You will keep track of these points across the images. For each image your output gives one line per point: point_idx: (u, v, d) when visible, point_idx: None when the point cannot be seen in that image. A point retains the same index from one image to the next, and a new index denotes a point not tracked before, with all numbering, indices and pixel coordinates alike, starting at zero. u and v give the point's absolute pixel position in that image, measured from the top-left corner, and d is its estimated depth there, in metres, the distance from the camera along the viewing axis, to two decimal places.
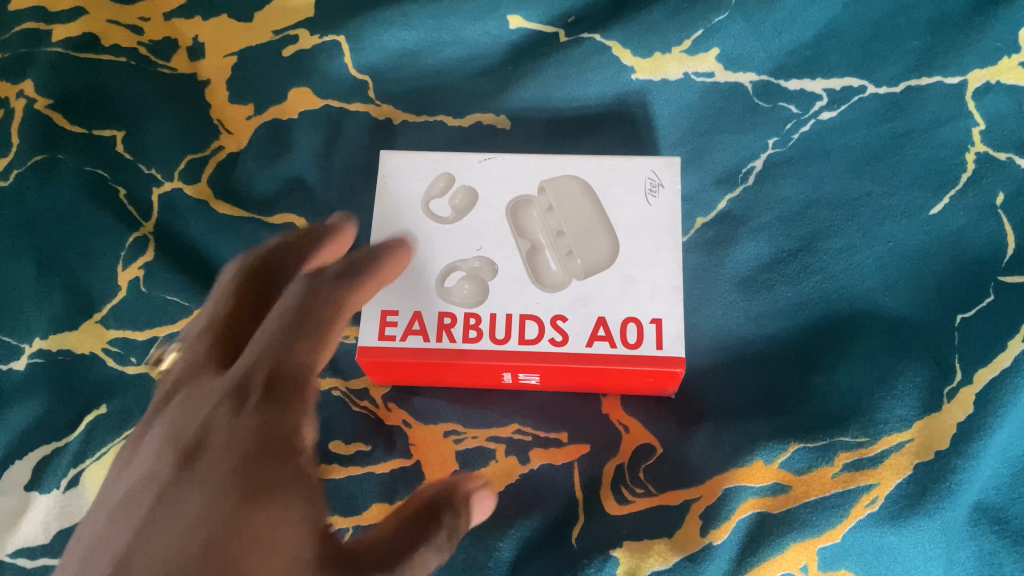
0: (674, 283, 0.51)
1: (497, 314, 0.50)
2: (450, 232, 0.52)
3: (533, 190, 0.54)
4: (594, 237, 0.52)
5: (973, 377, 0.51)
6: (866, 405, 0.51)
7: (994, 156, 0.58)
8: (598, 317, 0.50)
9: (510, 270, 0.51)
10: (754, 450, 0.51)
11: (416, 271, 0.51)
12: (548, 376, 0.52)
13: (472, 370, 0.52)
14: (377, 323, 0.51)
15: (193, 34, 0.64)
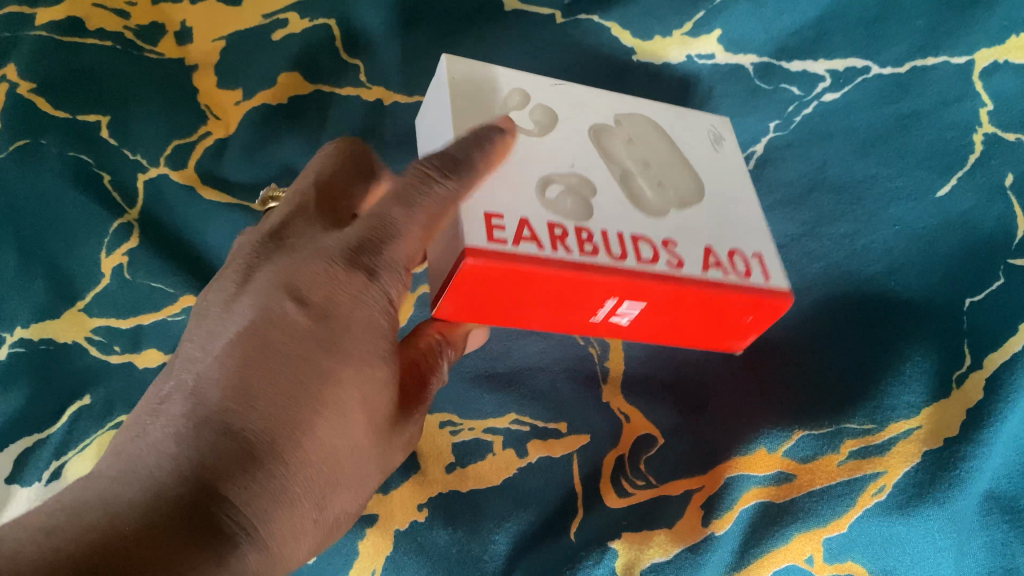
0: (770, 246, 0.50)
1: (608, 231, 0.44)
2: (538, 142, 0.48)
3: (610, 122, 0.52)
4: (678, 171, 0.50)
5: (983, 363, 0.48)
6: (874, 392, 0.49)
7: (1003, 137, 0.55)
8: (706, 246, 0.46)
9: (610, 190, 0.47)
10: (757, 438, 0.49)
11: (515, 175, 0.45)
12: (650, 309, 0.46)
13: (571, 292, 0.44)
14: (481, 224, 0.42)
15: (180, 19, 0.64)
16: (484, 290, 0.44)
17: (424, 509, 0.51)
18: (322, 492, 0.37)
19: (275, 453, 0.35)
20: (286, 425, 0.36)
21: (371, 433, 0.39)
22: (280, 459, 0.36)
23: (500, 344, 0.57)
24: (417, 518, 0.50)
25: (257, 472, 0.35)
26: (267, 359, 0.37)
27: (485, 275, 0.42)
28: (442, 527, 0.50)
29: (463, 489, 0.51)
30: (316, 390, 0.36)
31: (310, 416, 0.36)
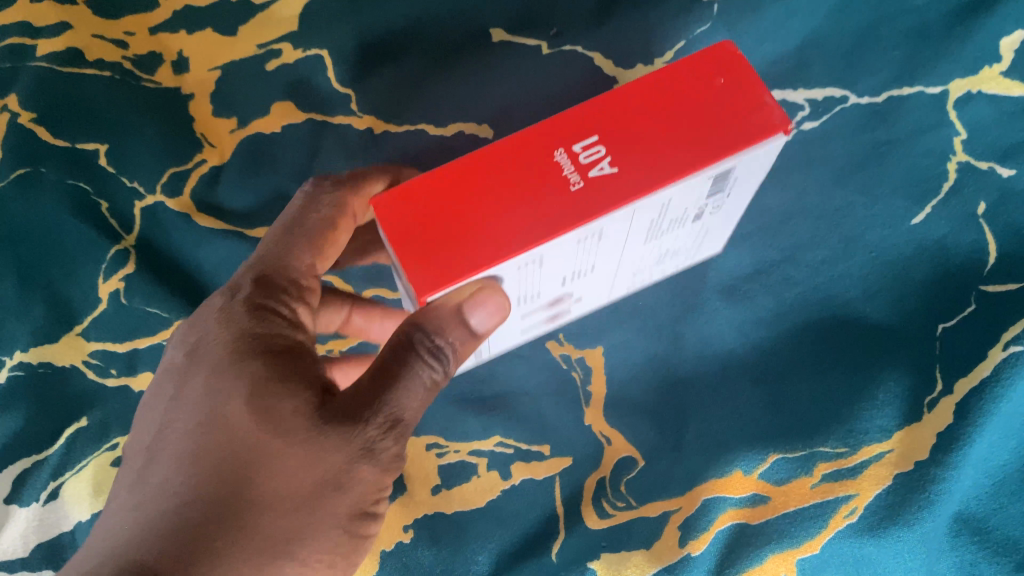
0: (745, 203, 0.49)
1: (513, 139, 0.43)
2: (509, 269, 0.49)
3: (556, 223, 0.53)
4: None
5: (954, 388, 0.50)
6: (847, 414, 0.51)
7: (976, 165, 0.57)
8: None
9: None
10: (733, 461, 0.51)
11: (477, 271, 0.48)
12: (618, 146, 0.41)
13: (531, 175, 0.41)
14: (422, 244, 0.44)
15: (178, 48, 0.65)
16: (433, 236, 0.39)
17: (410, 530, 0.53)
18: (247, 512, 0.38)
19: (182, 494, 0.38)
20: (191, 462, 0.39)
21: (281, 433, 0.39)
22: (200, 497, 0.38)
23: (484, 366, 0.58)
24: (403, 539, 0.53)
25: (174, 522, 0.37)
26: (173, 411, 0.41)
27: (406, 195, 0.40)
28: (427, 548, 0.53)
29: (447, 510, 0.54)
30: (207, 419, 0.40)
31: (215, 444, 0.39)
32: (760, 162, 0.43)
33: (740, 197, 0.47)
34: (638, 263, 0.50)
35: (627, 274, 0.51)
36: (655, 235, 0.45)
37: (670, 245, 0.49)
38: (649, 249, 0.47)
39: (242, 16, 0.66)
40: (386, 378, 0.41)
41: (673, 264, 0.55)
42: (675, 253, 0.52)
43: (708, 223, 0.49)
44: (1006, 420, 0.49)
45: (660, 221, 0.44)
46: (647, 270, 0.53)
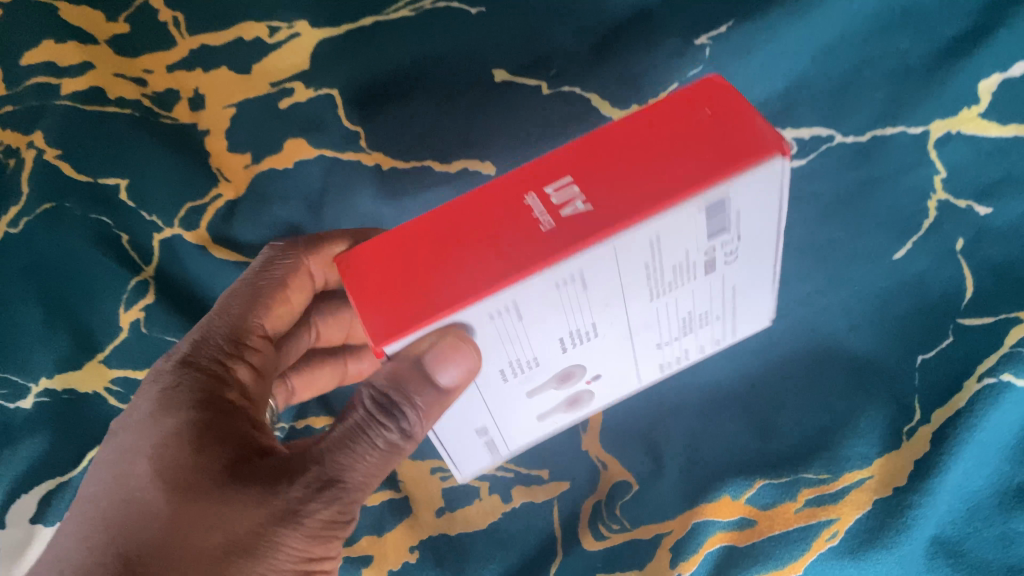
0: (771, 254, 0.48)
1: None
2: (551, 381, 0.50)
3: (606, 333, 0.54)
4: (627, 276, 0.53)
5: (932, 417, 0.53)
6: (831, 442, 0.54)
7: (955, 204, 0.60)
8: None
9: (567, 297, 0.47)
10: (722, 486, 0.54)
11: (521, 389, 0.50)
12: (596, 185, 0.41)
13: (503, 218, 0.42)
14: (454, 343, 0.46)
15: (194, 85, 0.68)
16: (394, 290, 0.42)
17: (415, 551, 0.56)
18: (164, 552, 0.39)
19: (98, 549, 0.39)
20: (107, 519, 0.40)
21: (194, 475, 0.41)
22: (116, 548, 0.39)
23: None
24: (408, 559, 0.56)
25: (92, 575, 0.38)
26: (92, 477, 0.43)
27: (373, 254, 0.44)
28: (432, 567, 0.55)
29: (451, 532, 0.57)
30: (121, 474, 0.42)
31: (126, 497, 0.40)
32: (765, 195, 0.42)
33: (758, 246, 0.47)
34: (656, 326, 0.49)
35: (649, 342, 0.51)
36: (654, 289, 0.45)
37: (680, 305, 0.48)
38: (657, 305, 0.47)
39: (255, 56, 0.69)
40: (335, 439, 0.44)
41: (706, 339, 0.54)
42: (700, 321, 0.51)
43: (727, 276, 0.48)
44: (979, 449, 0.51)
45: (659, 269, 0.44)
46: (672, 341, 0.52)
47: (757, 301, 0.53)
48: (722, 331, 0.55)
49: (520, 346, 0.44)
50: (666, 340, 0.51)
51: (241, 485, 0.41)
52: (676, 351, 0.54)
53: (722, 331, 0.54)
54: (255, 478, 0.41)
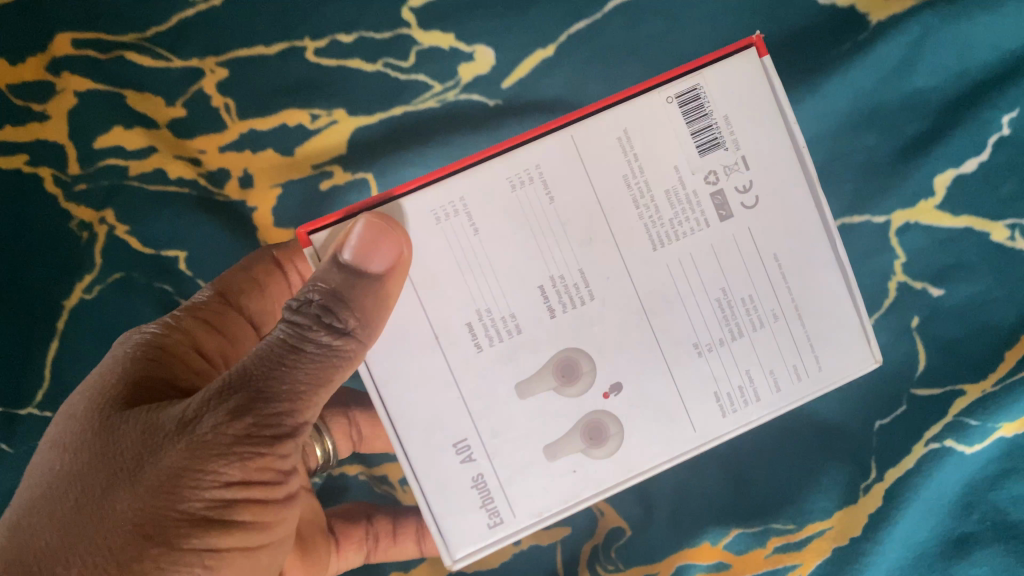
0: (814, 217, 0.56)
1: None
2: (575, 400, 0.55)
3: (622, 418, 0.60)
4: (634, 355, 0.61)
5: (885, 476, 0.64)
6: (796, 498, 0.65)
7: (912, 286, 0.70)
8: None
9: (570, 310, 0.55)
10: (703, 533, 0.65)
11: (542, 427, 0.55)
12: None
13: None
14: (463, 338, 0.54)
15: (243, 166, 0.79)
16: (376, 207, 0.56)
17: None
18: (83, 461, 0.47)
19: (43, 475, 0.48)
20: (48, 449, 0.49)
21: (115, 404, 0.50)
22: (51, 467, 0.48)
23: None
24: None
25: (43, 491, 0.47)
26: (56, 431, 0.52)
27: None
28: None
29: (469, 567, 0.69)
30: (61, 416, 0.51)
31: (60, 428, 0.49)
32: (734, 96, 0.55)
33: (773, 192, 0.56)
34: (685, 302, 0.56)
35: (685, 339, 0.56)
36: (650, 224, 0.55)
37: (703, 270, 0.55)
38: (665, 260, 0.55)
39: (300, 138, 0.79)
40: (263, 353, 0.49)
41: (768, 354, 0.57)
42: (743, 319, 0.56)
43: (752, 234, 0.56)
44: (926, 505, 0.62)
45: (644, 187, 0.54)
46: (717, 349, 0.56)
47: (825, 300, 0.57)
48: (792, 359, 0.57)
49: (496, 279, 0.54)
50: (708, 343, 0.56)
51: (128, 417, 0.48)
52: (732, 378, 0.57)
53: (792, 339, 0.57)
54: (144, 414, 0.48)
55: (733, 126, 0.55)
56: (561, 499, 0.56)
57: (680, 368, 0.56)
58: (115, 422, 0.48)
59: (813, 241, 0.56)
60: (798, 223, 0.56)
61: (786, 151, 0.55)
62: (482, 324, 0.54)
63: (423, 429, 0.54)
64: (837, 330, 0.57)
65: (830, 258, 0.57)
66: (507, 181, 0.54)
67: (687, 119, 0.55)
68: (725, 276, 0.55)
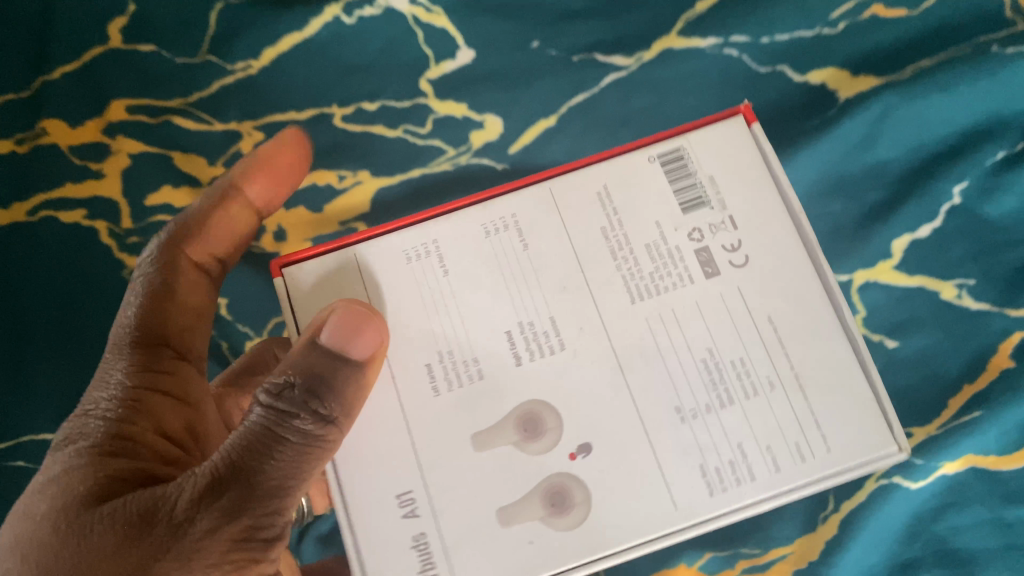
0: (815, 285, 0.59)
1: None
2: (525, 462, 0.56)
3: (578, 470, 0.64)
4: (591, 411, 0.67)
5: (841, 507, 0.73)
6: (762, 526, 0.74)
7: (871, 338, 0.80)
8: None
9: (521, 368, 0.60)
10: (680, 556, 0.75)
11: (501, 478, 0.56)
12: None
13: None
14: None
15: (278, 222, 0.89)
16: None
17: None
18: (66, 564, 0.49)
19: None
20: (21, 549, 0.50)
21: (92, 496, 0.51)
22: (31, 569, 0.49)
23: None
24: None
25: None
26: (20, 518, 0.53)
27: None
28: None
29: None
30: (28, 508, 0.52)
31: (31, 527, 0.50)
32: (720, 152, 0.63)
33: (762, 249, 0.60)
34: (669, 361, 0.58)
35: (668, 404, 0.57)
36: (631, 278, 0.60)
37: (689, 329, 0.58)
38: (643, 314, 0.59)
39: (329, 197, 0.90)
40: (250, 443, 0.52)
41: (760, 426, 0.56)
42: (734, 387, 0.57)
43: (742, 293, 0.59)
44: (875, 534, 0.71)
45: (622, 240, 0.61)
46: (705, 416, 0.56)
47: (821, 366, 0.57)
48: (793, 437, 0.56)
49: (463, 323, 0.59)
50: (692, 409, 0.57)
51: (106, 515, 0.50)
52: (722, 451, 0.56)
53: (790, 409, 0.57)
54: (126, 510, 0.50)
55: (718, 187, 0.62)
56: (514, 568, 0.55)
57: (663, 434, 0.56)
58: (94, 521, 0.50)
59: (814, 310, 0.58)
60: (793, 296, 0.59)
61: (783, 212, 0.61)
62: (441, 366, 0.58)
63: (372, 481, 0.56)
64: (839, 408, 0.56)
65: (837, 329, 0.58)
66: (482, 228, 0.62)
67: (670, 171, 0.63)
68: (714, 336, 0.58)
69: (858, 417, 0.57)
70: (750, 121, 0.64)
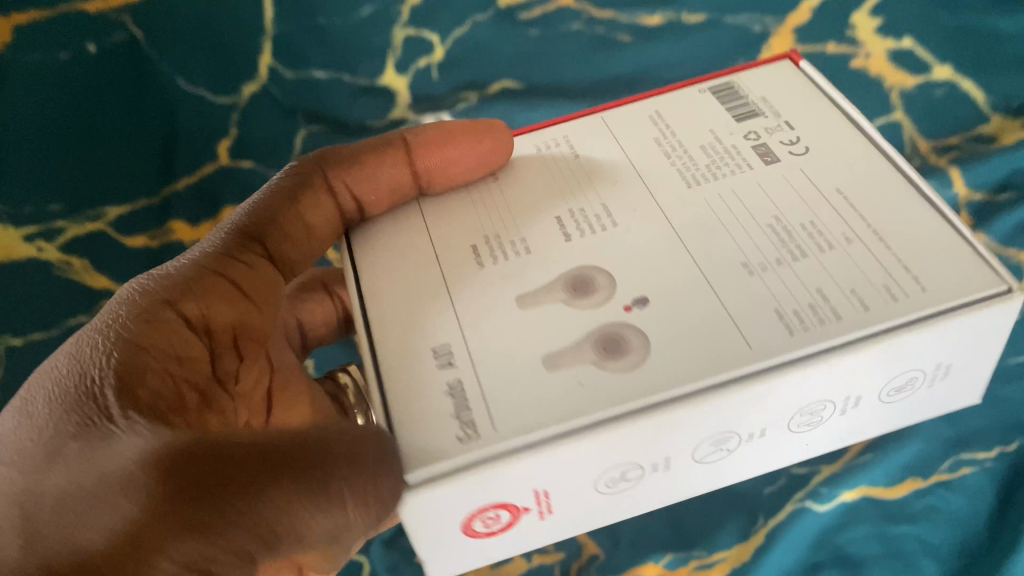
0: (882, 163, 0.78)
1: None
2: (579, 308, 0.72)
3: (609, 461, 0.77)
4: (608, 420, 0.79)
5: (766, 522, 0.99)
6: (711, 533, 0.99)
7: None
8: None
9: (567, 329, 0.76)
10: (649, 556, 0.99)
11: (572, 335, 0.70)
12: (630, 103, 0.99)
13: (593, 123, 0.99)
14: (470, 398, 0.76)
15: None
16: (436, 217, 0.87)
17: None
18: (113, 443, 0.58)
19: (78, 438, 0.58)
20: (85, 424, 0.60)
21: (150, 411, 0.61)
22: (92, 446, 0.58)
23: None
24: None
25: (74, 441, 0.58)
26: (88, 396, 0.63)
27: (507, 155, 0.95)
28: None
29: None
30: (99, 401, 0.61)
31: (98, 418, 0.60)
32: (766, 78, 0.93)
33: (822, 144, 0.82)
34: (732, 231, 0.75)
35: (739, 262, 0.72)
36: (686, 168, 0.83)
37: (750, 202, 0.77)
38: (704, 194, 0.79)
39: None
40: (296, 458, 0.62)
41: (839, 266, 0.69)
42: (807, 245, 0.72)
43: (802, 170, 0.79)
44: (794, 541, 0.97)
45: (677, 147, 0.85)
46: (772, 268, 0.71)
47: (901, 217, 0.72)
48: (880, 281, 0.68)
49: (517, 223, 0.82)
50: (757, 264, 0.71)
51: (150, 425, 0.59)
52: (800, 298, 0.68)
53: (860, 250, 0.70)
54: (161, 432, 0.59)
55: (768, 102, 0.89)
56: (557, 412, 0.64)
57: (736, 283, 0.70)
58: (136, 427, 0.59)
59: (893, 184, 0.75)
60: (869, 173, 0.77)
61: (855, 134, 0.82)
62: (488, 245, 0.80)
63: (427, 331, 0.73)
64: (931, 254, 0.69)
65: (906, 185, 0.75)
66: (537, 146, 0.92)
67: (723, 94, 0.91)
68: (781, 209, 0.76)
69: (956, 266, 0.68)
70: (794, 61, 0.94)
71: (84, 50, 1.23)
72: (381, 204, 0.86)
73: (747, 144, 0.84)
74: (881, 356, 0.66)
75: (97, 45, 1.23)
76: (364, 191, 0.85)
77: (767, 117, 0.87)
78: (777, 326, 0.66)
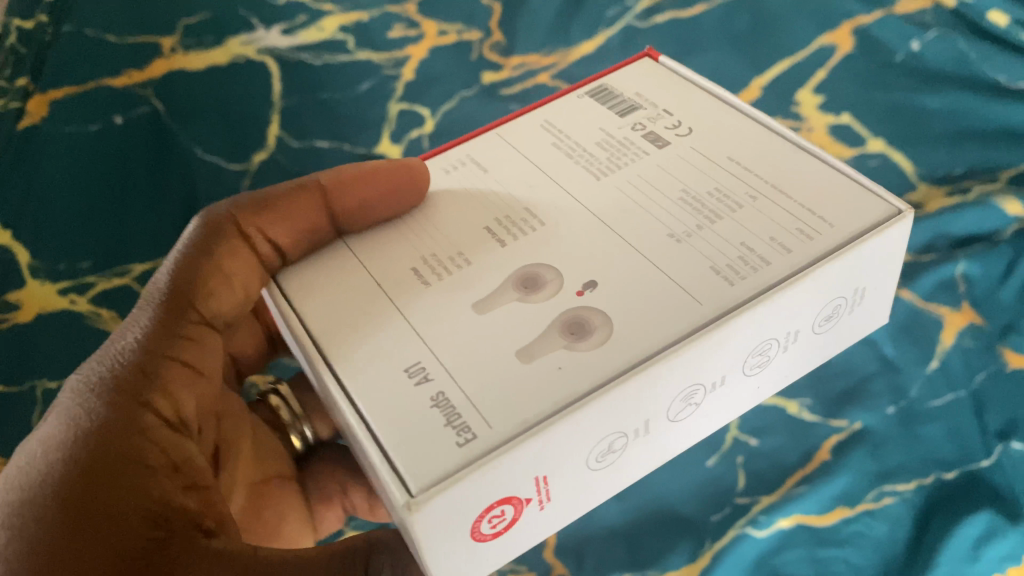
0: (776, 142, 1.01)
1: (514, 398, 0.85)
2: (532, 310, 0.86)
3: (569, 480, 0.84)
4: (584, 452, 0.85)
5: (713, 545, 1.12)
6: (664, 557, 1.12)
7: (742, 438, 1.22)
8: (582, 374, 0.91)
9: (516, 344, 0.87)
10: None
11: (524, 329, 0.84)
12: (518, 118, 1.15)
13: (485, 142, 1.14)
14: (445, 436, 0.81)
15: None
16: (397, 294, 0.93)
17: None
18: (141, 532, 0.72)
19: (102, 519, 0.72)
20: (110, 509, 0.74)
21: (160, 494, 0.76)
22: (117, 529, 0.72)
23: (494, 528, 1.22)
24: None
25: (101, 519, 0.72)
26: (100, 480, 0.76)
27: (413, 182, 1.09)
28: None
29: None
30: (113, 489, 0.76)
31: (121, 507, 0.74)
32: (634, 84, 1.16)
33: (702, 134, 1.05)
34: (657, 213, 0.94)
35: (668, 234, 0.91)
36: (596, 165, 1.02)
37: (661, 186, 0.97)
38: (619, 182, 0.99)
39: None
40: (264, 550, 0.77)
41: (756, 237, 0.89)
42: (713, 211, 0.93)
43: (692, 151, 1.02)
44: (735, 562, 1.10)
45: (576, 150, 1.05)
46: (693, 235, 0.90)
47: (807, 185, 0.94)
48: (793, 232, 0.89)
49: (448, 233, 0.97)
50: (682, 233, 0.91)
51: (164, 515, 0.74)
52: (730, 254, 0.87)
53: (770, 211, 0.92)
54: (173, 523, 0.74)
55: (641, 102, 1.12)
56: (544, 394, 0.77)
57: (671, 247, 0.89)
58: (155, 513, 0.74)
59: (778, 150, 1.00)
60: (746, 149, 1.01)
61: (714, 110, 1.08)
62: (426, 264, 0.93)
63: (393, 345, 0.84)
64: (835, 208, 0.91)
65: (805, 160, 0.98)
66: (447, 167, 1.07)
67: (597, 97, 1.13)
68: (684, 184, 0.97)
69: (852, 203, 0.91)
70: (655, 58, 1.19)
71: (112, 123, 1.41)
72: (297, 247, 0.97)
73: (635, 134, 1.06)
74: (812, 287, 0.86)
75: (123, 117, 1.42)
76: (282, 236, 0.97)
77: (646, 108, 1.11)
78: (720, 280, 0.85)
